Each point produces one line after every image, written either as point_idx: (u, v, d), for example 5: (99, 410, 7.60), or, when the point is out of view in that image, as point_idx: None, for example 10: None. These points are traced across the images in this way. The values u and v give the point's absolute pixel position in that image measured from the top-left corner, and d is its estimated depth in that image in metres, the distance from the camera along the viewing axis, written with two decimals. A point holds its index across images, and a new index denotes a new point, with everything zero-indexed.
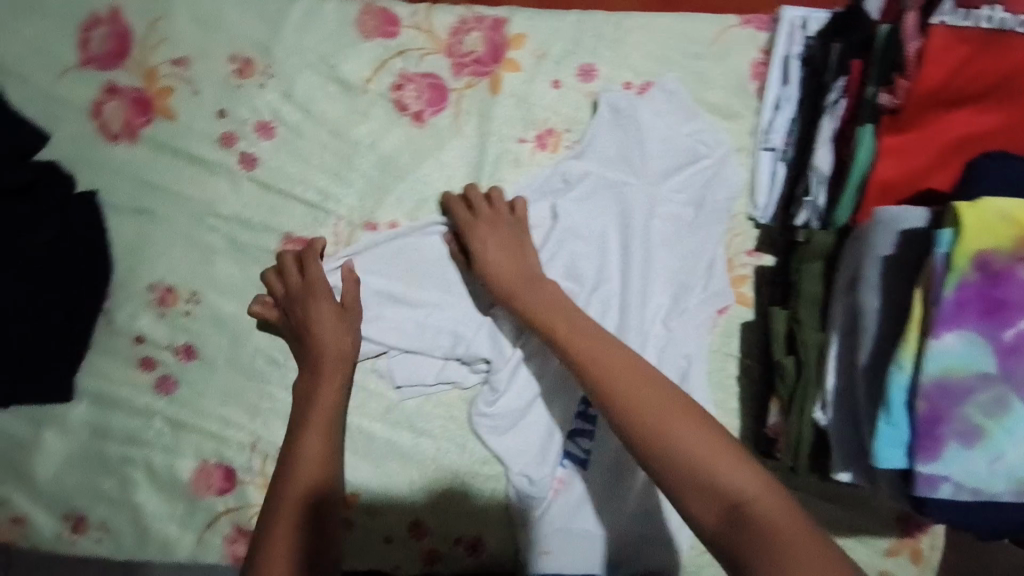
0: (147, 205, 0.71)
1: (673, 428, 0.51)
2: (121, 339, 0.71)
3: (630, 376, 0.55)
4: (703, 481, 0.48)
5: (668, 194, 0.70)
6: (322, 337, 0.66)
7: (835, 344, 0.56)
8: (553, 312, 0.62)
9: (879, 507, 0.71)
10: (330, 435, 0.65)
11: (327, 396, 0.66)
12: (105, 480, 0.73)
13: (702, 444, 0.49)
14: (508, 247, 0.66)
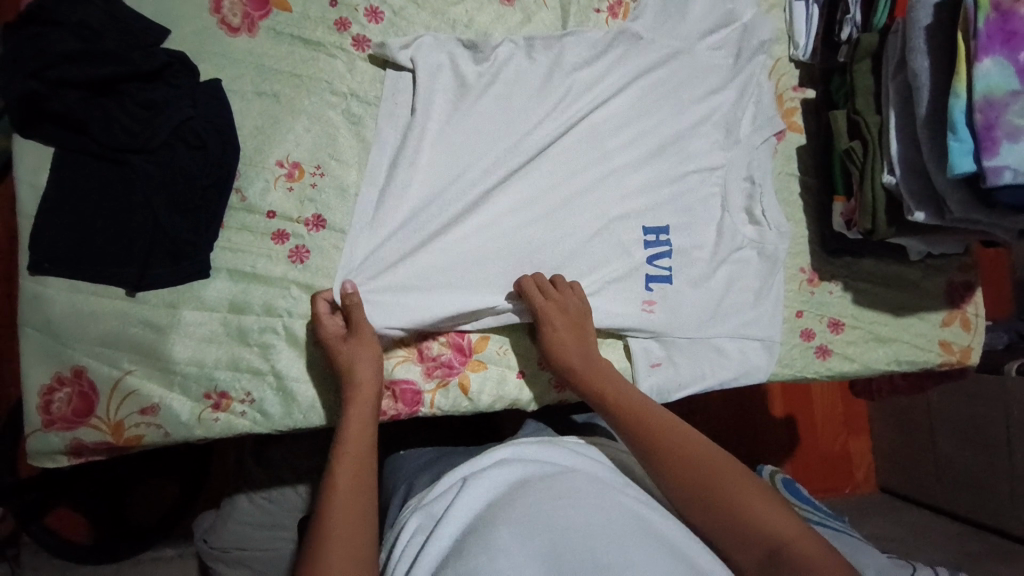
0: (270, 89, 0.77)
1: (718, 479, 0.58)
2: (254, 215, 0.76)
3: (669, 420, 0.65)
4: (746, 529, 0.55)
5: (708, 50, 0.84)
6: (357, 372, 0.68)
7: (894, 115, 0.71)
8: (604, 380, 0.70)
9: (929, 286, 0.85)
10: (362, 493, 0.61)
11: (354, 448, 0.65)
12: (246, 353, 0.74)
13: (745, 487, 0.57)
14: (568, 348, 0.73)
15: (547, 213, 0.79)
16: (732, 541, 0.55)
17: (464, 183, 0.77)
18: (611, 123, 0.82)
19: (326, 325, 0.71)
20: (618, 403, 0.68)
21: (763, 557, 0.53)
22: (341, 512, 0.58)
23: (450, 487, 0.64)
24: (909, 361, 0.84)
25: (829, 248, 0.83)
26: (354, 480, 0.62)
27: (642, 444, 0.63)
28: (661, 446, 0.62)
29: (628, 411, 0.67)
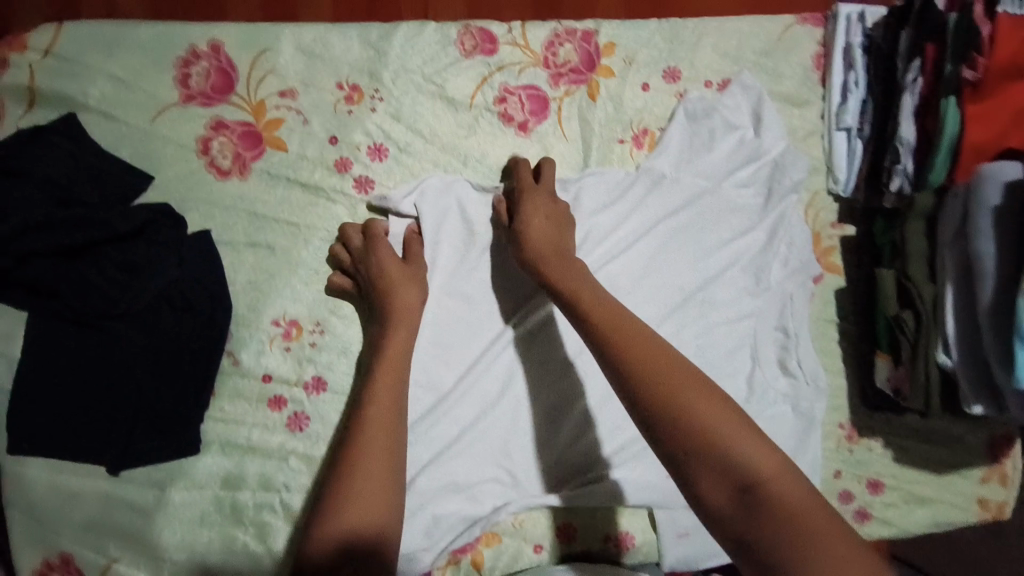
0: (263, 238, 0.70)
1: (686, 393, 0.50)
2: (247, 381, 0.69)
3: (646, 335, 0.55)
4: (726, 464, 0.47)
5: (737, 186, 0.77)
6: (392, 291, 0.66)
7: (951, 292, 0.64)
8: (605, 315, 0.57)
9: (971, 442, 0.79)
10: (392, 427, 0.58)
11: (387, 404, 0.59)
12: (241, 533, 0.68)
13: (723, 420, 0.48)
14: (543, 233, 0.66)
15: (563, 377, 0.73)
16: (706, 471, 0.47)
17: (475, 343, 0.73)
18: (629, 276, 0.73)
19: (378, 253, 0.67)
20: (592, 311, 0.58)
21: (733, 489, 0.46)
22: (367, 465, 0.55)
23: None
24: (951, 524, 0.79)
25: (868, 402, 0.78)
26: (386, 436, 0.58)
27: (609, 349, 0.55)
28: (646, 384, 0.51)
29: (605, 322, 0.57)
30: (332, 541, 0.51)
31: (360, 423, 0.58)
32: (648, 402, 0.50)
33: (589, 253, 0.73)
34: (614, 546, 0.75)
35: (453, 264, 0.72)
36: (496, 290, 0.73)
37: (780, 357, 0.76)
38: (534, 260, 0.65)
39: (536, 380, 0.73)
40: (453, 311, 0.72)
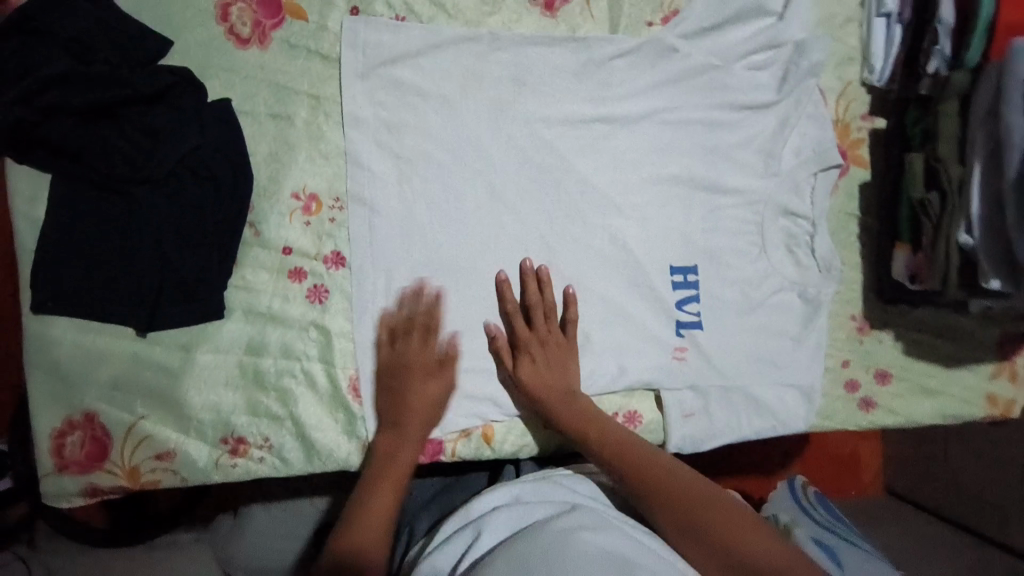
0: (284, 110, 0.70)
1: (734, 527, 0.60)
2: (266, 252, 0.70)
3: (694, 481, 0.65)
4: (733, 555, 0.58)
5: (758, 73, 0.76)
6: (415, 386, 0.70)
7: (978, 170, 0.63)
8: (608, 437, 0.69)
9: (982, 337, 0.80)
10: (398, 488, 0.66)
11: (403, 455, 0.69)
12: (265, 397, 0.71)
13: (732, 524, 0.60)
14: (541, 384, 0.71)
15: (578, 254, 0.75)
16: (720, 567, 0.58)
17: (487, 224, 0.73)
18: (637, 157, 0.75)
19: (380, 356, 0.72)
20: (639, 463, 0.66)
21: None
22: (377, 503, 0.65)
23: (455, 535, 0.62)
24: (955, 416, 0.80)
25: (883, 296, 0.78)
26: (377, 518, 0.63)
27: (663, 506, 0.63)
28: (665, 504, 0.63)
29: (654, 477, 0.65)
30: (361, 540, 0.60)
31: (381, 459, 0.68)
32: (651, 496, 0.64)
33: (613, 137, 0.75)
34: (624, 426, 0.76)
35: (474, 145, 0.73)
36: (514, 172, 0.73)
37: (789, 247, 0.78)
38: (534, 403, 0.72)
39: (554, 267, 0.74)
40: (468, 191, 0.73)
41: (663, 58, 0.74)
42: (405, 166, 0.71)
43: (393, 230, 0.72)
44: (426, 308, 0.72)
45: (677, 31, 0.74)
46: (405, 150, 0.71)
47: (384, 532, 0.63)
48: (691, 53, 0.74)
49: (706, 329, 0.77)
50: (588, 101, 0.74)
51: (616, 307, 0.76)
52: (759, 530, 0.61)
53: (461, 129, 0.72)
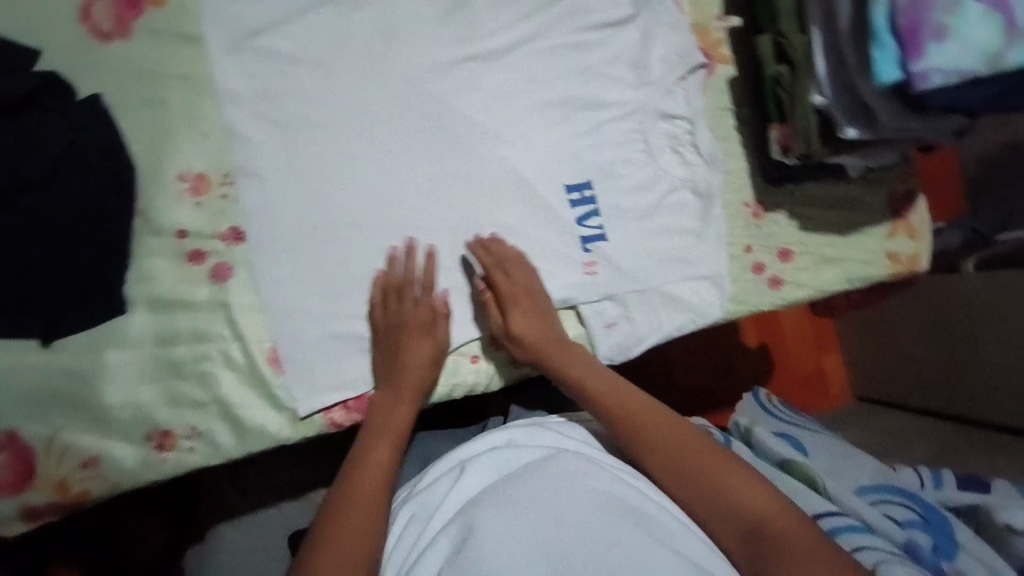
0: (156, 96, 0.70)
1: (698, 466, 0.62)
2: (162, 239, 0.70)
3: (669, 421, 0.66)
4: (729, 510, 0.59)
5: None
6: (406, 334, 0.72)
7: (817, 32, 0.66)
8: (609, 397, 0.69)
9: (870, 200, 0.85)
10: (387, 480, 0.66)
11: (377, 452, 0.68)
12: (184, 385, 0.70)
13: (728, 482, 0.60)
14: (534, 329, 0.73)
15: (475, 190, 0.77)
16: (717, 520, 0.60)
17: (380, 176, 0.74)
18: (515, 88, 0.77)
19: (376, 316, 0.73)
20: (616, 407, 0.68)
21: (743, 533, 0.58)
22: (358, 506, 0.63)
23: (445, 475, 0.67)
24: (860, 279, 0.85)
25: (770, 177, 0.82)
26: (360, 518, 0.62)
27: (638, 446, 0.65)
28: (668, 463, 0.63)
29: (630, 427, 0.66)
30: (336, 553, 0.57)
31: (367, 454, 0.68)
32: (653, 456, 0.65)
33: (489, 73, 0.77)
34: None
35: (354, 104, 0.73)
36: (397, 121, 0.75)
37: (675, 149, 0.82)
38: (534, 354, 0.73)
39: (455, 207, 0.77)
40: (355, 148, 0.74)
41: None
42: (288, 132, 0.72)
43: (286, 197, 0.72)
44: (337, 267, 0.74)
45: None
46: (286, 117, 0.72)
47: (382, 491, 0.65)
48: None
49: (611, 241, 0.80)
50: (456, 42, 0.76)
51: (522, 236, 0.78)
52: (759, 484, 0.60)
53: (336, 90, 0.73)
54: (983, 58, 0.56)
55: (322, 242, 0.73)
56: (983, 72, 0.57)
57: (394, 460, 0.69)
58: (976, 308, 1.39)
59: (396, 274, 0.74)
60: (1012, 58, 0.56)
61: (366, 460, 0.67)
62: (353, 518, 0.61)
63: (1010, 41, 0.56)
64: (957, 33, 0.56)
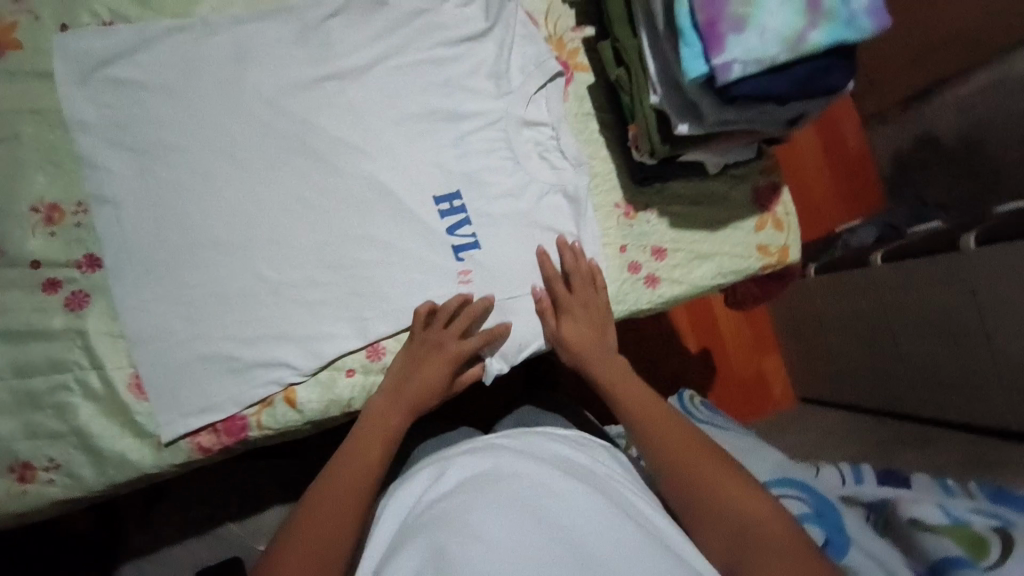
0: (7, 130, 0.70)
1: (699, 465, 0.65)
2: (15, 270, 0.70)
3: (674, 424, 0.70)
4: (729, 514, 0.61)
5: (464, 8, 0.83)
6: (446, 339, 0.76)
7: (644, 37, 0.71)
8: (643, 402, 0.73)
9: (734, 196, 0.88)
10: (362, 481, 0.67)
11: (364, 456, 0.69)
12: (42, 417, 0.69)
13: (732, 488, 0.63)
14: (586, 335, 0.78)
15: (339, 204, 0.78)
16: (714, 526, 0.62)
17: (241, 196, 0.75)
18: (373, 104, 0.80)
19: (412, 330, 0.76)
20: (637, 410, 0.72)
21: (731, 534, 0.60)
22: (328, 505, 0.64)
23: (429, 479, 0.67)
24: (733, 272, 0.87)
25: (635, 177, 0.84)
26: (329, 523, 0.63)
27: (649, 447, 0.69)
28: (682, 463, 0.66)
29: (652, 427, 0.70)
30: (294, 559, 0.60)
31: (350, 456, 0.69)
32: (664, 457, 0.68)
33: (348, 91, 0.79)
34: None
35: (211, 125, 0.75)
36: (256, 140, 0.76)
37: (542, 155, 0.84)
38: (575, 358, 0.78)
39: (320, 222, 0.77)
40: (214, 169, 0.75)
41: (373, 12, 0.80)
42: (144, 158, 0.73)
43: (142, 221, 0.72)
44: (198, 288, 0.73)
45: None
46: (141, 143, 0.73)
47: (363, 484, 0.67)
48: (399, 3, 0.81)
49: (483, 248, 0.81)
50: (310, 63, 0.78)
51: (391, 248, 0.78)
52: (758, 495, 0.63)
53: (192, 112, 0.75)
54: (777, 46, 0.60)
55: (183, 264, 0.73)
56: (780, 59, 0.60)
57: (383, 455, 0.70)
58: (889, 302, 1.42)
59: (451, 305, 0.76)
60: (812, 39, 0.60)
61: (347, 457, 0.69)
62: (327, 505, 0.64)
63: (808, 23, 0.61)
64: (750, 25, 0.60)
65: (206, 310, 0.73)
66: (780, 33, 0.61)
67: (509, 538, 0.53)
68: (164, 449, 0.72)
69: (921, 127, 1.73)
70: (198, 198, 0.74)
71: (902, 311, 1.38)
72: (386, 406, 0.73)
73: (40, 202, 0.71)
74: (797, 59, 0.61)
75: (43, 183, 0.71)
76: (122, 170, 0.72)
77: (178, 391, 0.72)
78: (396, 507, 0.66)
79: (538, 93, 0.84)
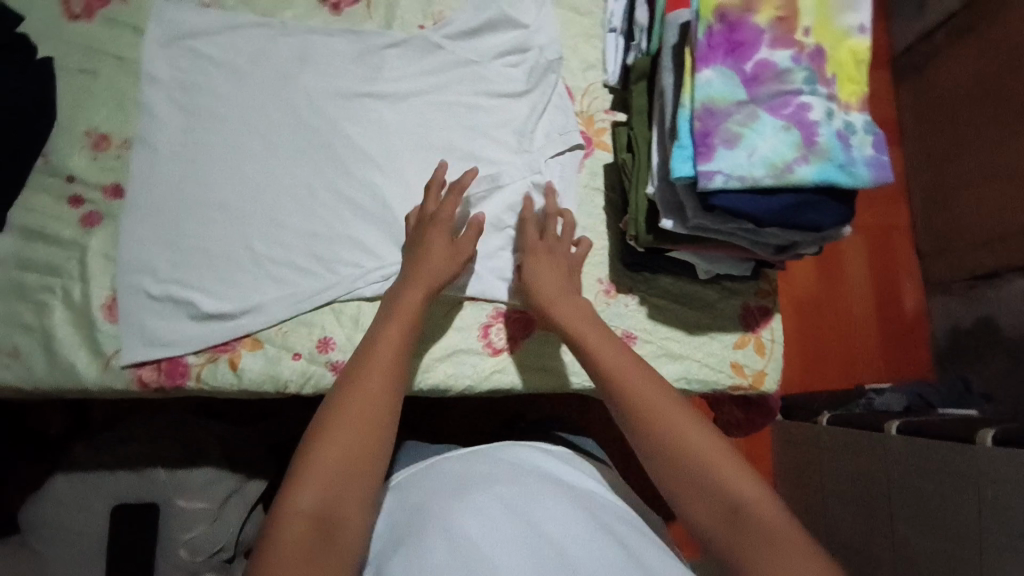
0: (92, 67, 0.83)
1: (684, 431, 0.60)
2: (53, 179, 0.80)
3: (660, 397, 0.63)
4: (715, 491, 0.57)
5: (508, 68, 0.90)
6: (426, 247, 0.75)
7: (656, 131, 0.73)
8: (622, 361, 0.67)
9: (722, 307, 0.86)
10: (388, 377, 0.65)
11: (383, 357, 0.66)
12: (22, 309, 0.76)
13: (716, 460, 0.58)
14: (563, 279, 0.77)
15: (342, 202, 0.84)
16: (701, 505, 0.57)
17: (260, 171, 0.83)
18: (401, 128, 0.87)
19: (416, 223, 0.78)
20: (624, 380, 0.65)
21: (726, 514, 0.56)
22: (360, 403, 0.62)
23: (415, 473, 0.70)
24: (699, 381, 0.84)
25: (623, 260, 0.85)
26: (365, 421, 0.60)
27: (631, 424, 0.63)
28: (655, 432, 0.61)
29: (626, 393, 0.64)
30: (334, 455, 0.58)
31: (370, 355, 0.66)
32: (637, 428, 0.62)
33: (384, 111, 0.87)
34: None
35: (256, 108, 0.84)
36: (289, 131, 0.84)
37: (541, 213, 0.87)
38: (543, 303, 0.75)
39: (318, 215, 0.83)
40: (245, 143, 0.83)
41: (427, 51, 0.89)
42: (189, 117, 0.82)
43: (168, 169, 0.81)
44: (191, 239, 0.80)
45: (442, 31, 0.89)
46: (193, 105, 0.83)
47: (393, 368, 0.66)
48: (453, 51, 0.90)
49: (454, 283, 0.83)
50: (359, 79, 0.87)
51: (373, 256, 0.83)
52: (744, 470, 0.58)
53: (244, 93, 0.84)
54: (763, 170, 0.61)
55: (188, 215, 0.80)
56: (764, 182, 0.60)
57: (403, 338, 0.69)
58: (896, 476, 1.24)
59: (466, 247, 0.77)
60: (800, 172, 0.60)
61: (377, 343, 0.68)
62: (368, 387, 0.63)
63: (800, 156, 0.61)
64: (743, 143, 0.61)
65: (191, 260, 0.79)
66: (770, 159, 0.61)
67: (506, 545, 0.55)
68: (107, 371, 0.76)
69: (986, 310, 1.59)
70: (221, 161, 0.82)
71: (907, 491, 1.21)
72: (400, 312, 0.71)
73: (95, 130, 0.82)
74: (783, 187, 0.61)
75: (104, 117, 0.82)
76: (168, 124, 0.82)
77: (138, 324, 0.77)
78: (396, 494, 0.68)
79: (555, 157, 0.89)
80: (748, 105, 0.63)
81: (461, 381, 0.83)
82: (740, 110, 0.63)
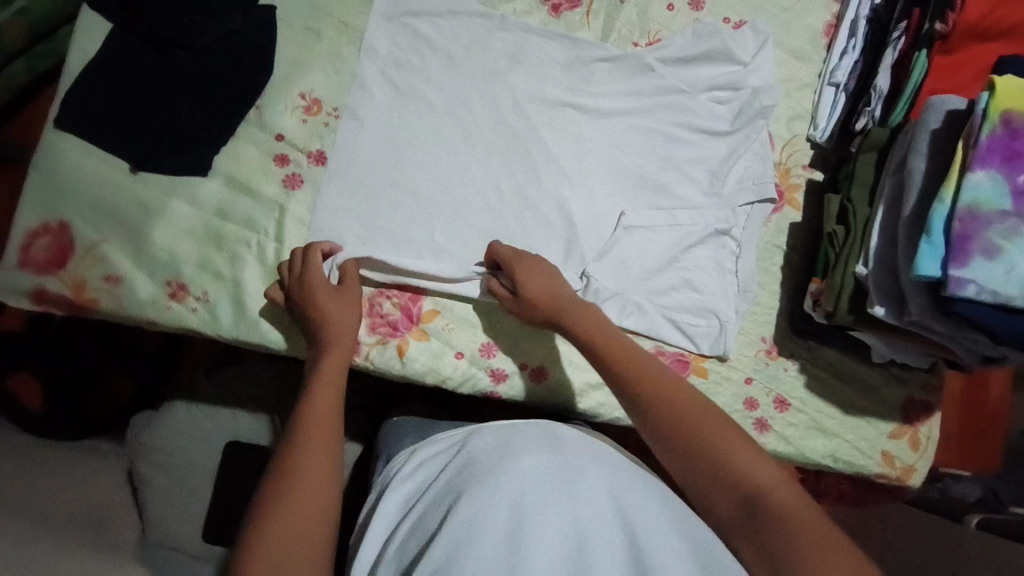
0: (315, 28, 0.83)
1: (694, 416, 0.60)
2: (263, 133, 0.81)
3: (663, 382, 0.64)
4: (727, 474, 0.56)
5: (715, 104, 0.87)
6: (318, 301, 0.72)
7: (881, 211, 0.71)
8: (622, 352, 0.67)
9: (884, 394, 0.85)
10: (324, 461, 0.61)
11: (318, 432, 0.63)
12: (217, 256, 0.78)
13: (730, 444, 0.58)
14: (546, 293, 0.74)
15: (527, 210, 0.84)
16: (711, 489, 0.57)
17: (454, 164, 0.83)
18: (597, 145, 0.86)
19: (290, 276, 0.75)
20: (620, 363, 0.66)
21: (740, 499, 0.55)
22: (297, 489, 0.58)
23: (443, 436, 0.68)
24: (845, 462, 0.83)
25: (794, 325, 0.84)
26: (302, 510, 0.56)
27: (634, 408, 0.63)
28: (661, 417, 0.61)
29: (627, 381, 0.65)
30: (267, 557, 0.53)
31: (303, 426, 0.64)
32: (652, 421, 0.61)
33: (584, 125, 0.86)
34: (530, 376, 0.83)
35: (463, 100, 0.83)
36: (490, 129, 0.84)
37: (719, 260, 0.86)
38: (543, 312, 0.74)
39: (503, 219, 0.83)
40: (446, 133, 0.83)
41: (638, 71, 0.86)
42: (400, 98, 0.82)
43: (371, 146, 0.81)
44: (382, 221, 0.81)
45: (657, 52, 0.87)
46: (405, 86, 0.83)
47: (335, 443, 0.63)
48: (664, 75, 0.87)
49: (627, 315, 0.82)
50: (566, 89, 0.85)
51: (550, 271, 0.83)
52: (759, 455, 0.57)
53: (454, 82, 0.83)
54: (1018, 290, 0.59)
55: (383, 196, 0.81)
56: (1016, 303, 0.59)
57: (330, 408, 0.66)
58: None
59: (353, 290, 0.75)
60: None
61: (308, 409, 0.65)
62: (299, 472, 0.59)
63: None
64: (1003, 257, 0.59)
65: (379, 241, 0.80)
66: None
67: (538, 533, 0.49)
68: (287, 332, 0.78)
69: None
70: (422, 147, 0.82)
71: None
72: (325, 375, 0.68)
73: (309, 93, 0.82)
74: None
75: (318, 81, 0.82)
76: (379, 101, 0.82)
77: None
78: (411, 461, 0.66)
79: (744, 206, 0.87)
80: (1012, 218, 0.60)
81: (610, 412, 0.85)
82: (1002, 222, 0.60)
